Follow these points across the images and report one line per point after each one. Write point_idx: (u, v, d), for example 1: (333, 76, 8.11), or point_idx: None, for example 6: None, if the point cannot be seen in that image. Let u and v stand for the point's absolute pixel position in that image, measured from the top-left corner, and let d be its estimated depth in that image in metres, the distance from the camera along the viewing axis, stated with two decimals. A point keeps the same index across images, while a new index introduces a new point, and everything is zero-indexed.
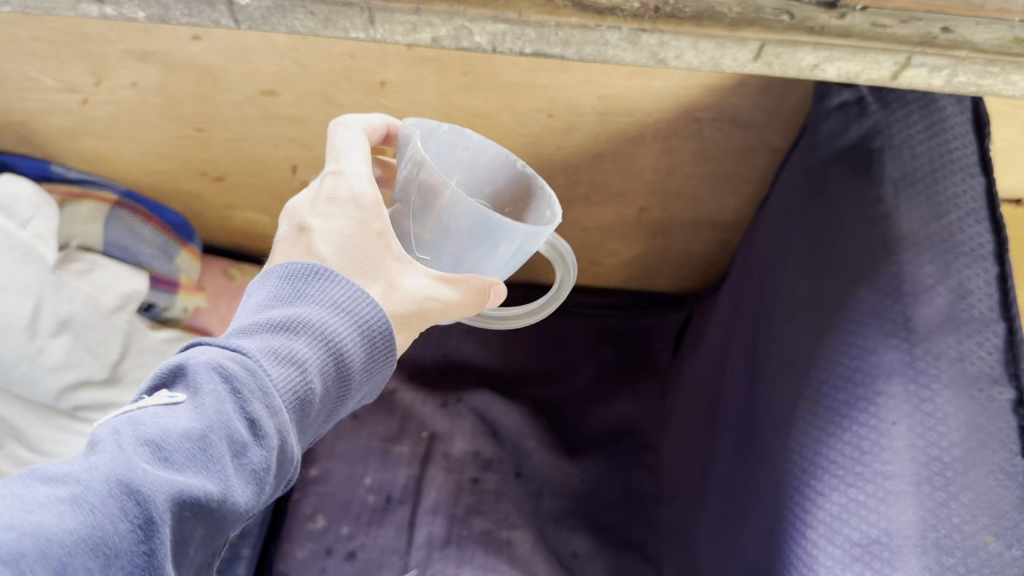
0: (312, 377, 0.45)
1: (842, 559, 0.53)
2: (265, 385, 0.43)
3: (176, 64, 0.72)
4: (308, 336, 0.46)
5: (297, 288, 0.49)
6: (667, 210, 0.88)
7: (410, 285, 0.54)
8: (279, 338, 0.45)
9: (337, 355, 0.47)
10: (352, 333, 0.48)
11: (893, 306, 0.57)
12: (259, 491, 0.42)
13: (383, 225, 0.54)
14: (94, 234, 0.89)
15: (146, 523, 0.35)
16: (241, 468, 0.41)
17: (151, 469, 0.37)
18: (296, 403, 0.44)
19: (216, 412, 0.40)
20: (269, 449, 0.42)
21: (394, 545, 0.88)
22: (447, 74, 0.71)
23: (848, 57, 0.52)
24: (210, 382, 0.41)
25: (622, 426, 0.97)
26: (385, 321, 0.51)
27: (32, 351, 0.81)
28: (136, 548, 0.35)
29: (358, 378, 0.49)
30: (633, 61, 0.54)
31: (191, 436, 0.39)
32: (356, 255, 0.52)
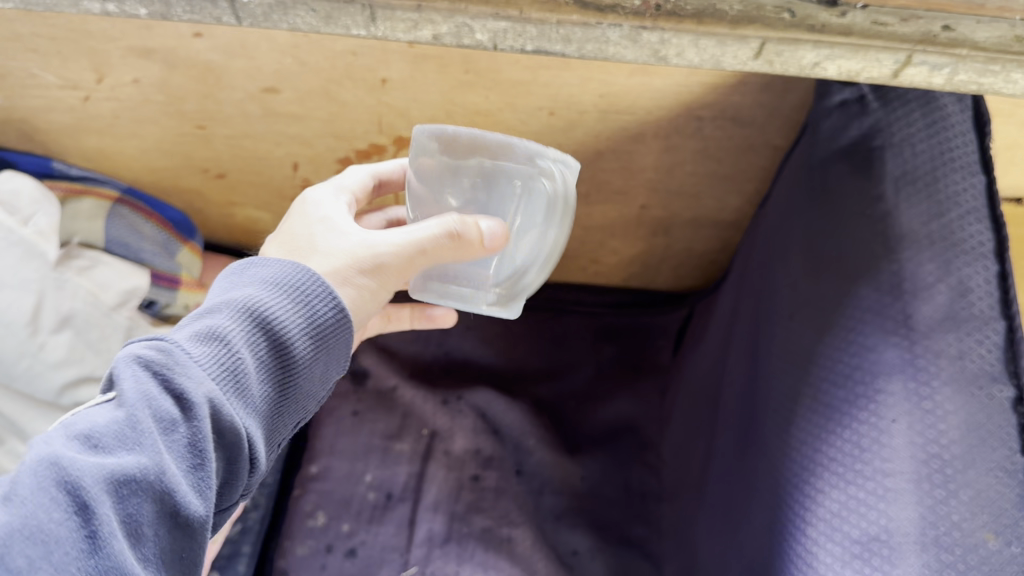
0: (241, 350, 0.46)
1: (842, 556, 0.53)
2: (186, 361, 0.44)
3: (178, 61, 0.73)
4: (231, 312, 0.47)
5: (231, 279, 0.51)
6: (668, 209, 0.88)
7: (352, 238, 0.54)
8: (204, 320, 0.47)
9: (267, 326, 0.48)
10: (284, 302, 0.49)
11: (893, 304, 0.57)
12: (205, 460, 0.43)
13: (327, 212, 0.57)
14: (95, 231, 0.89)
15: (80, 506, 0.38)
16: (175, 443, 0.42)
17: (74, 460, 0.39)
18: (228, 375, 0.45)
19: (134, 393, 0.42)
20: (201, 419, 0.43)
21: (394, 542, 0.88)
22: (449, 72, 0.71)
23: (849, 55, 0.52)
24: (132, 372, 0.43)
25: (622, 424, 0.97)
26: (325, 284, 0.51)
27: (34, 348, 0.82)
28: (70, 533, 0.37)
29: (301, 345, 0.49)
30: (634, 58, 0.55)
31: (115, 422, 0.41)
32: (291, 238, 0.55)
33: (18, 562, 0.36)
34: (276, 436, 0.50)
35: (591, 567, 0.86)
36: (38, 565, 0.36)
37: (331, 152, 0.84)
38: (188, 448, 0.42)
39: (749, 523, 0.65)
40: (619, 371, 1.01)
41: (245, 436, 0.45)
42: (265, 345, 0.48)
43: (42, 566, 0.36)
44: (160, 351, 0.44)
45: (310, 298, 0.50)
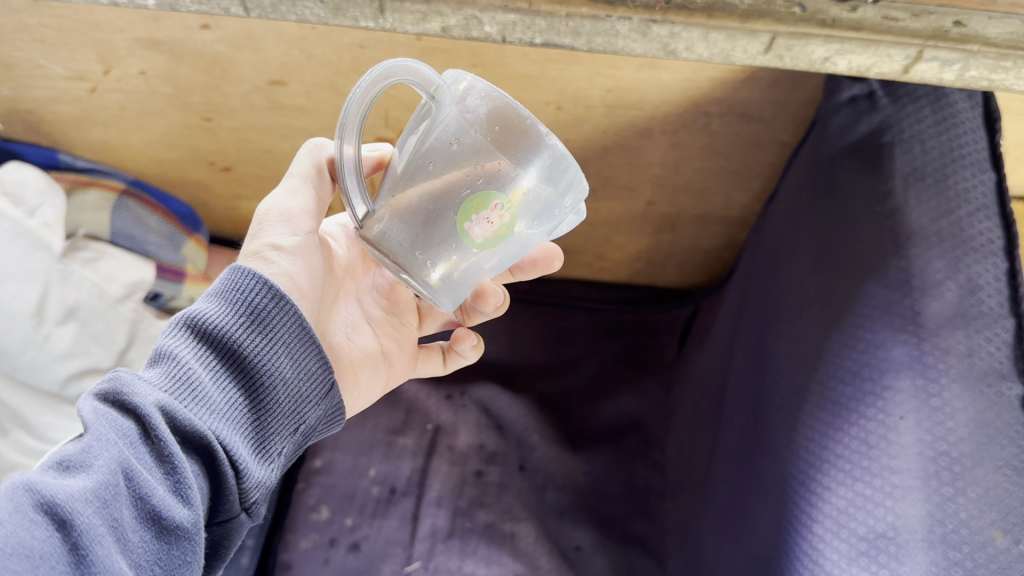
0: (191, 363, 0.46)
1: (848, 553, 0.53)
2: (137, 379, 0.44)
3: (183, 52, 0.72)
4: (173, 331, 0.47)
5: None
6: (675, 205, 0.88)
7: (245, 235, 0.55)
8: (152, 348, 0.47)
9: (213, 336, 0.47)
10: (223, 304, 0.48)
11: (902, 300, 0.57)
12: (177, 464, 0.42)
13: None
14: (101, 223, 0.88)
15: (59, 521, 0.37)
16: (143, 456, 0.41)
17: (44, 481, 0.38)
18: (182, 386, 0.45)
19: (89, 416, 0.41)
20: (160, 424, 0.42)
21: (397, 537, 0.88)
22: (457, 66, 0.70)
23: (860, 50, 0.52)
24: (84, 402, 0.43)
25: (626, 420, 0.97)
26: (258, 276, 0.50)
27: (39, 339, 0.82)
28: (55, 546, 0.36)
29: (249, 342, 0.48)
30: (644, 52, 0.54)
31: (80, 445, 0.40)
32: None
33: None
34: (269, 444, 0.49)
35: (594, 562, 0.86)
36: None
37: None
38: (158, 458, 0.42)
39: (756, 527, 0.65)
40: (623, 367, 1.01)
41: (214, 435, 0.44)
42: (217, 354, 0.48)
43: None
44: (109, 378, 0.44)
45: (245, 294, 0.49)
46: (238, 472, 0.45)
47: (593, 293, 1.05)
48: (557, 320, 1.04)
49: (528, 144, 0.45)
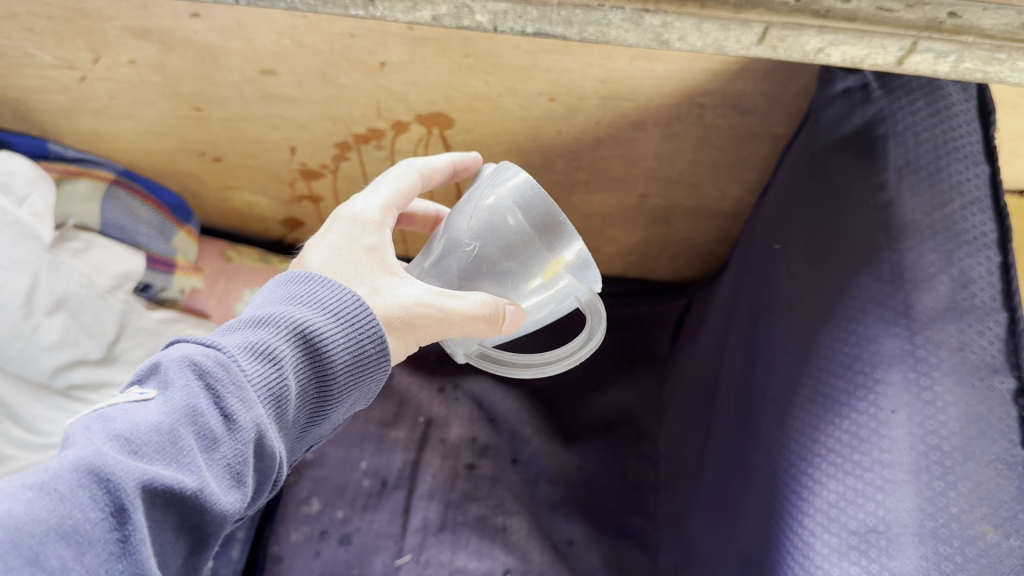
0: (289, 376, 0.48)
1: (839, 547, 0.53)
2: (239, 380, 0.45)
3: (174, 41, 0.72)
4: (286, 332, 0.49)
5: (281, 291, 0.52)
6: (668, 198, 0.88)
7: (399, 293, 0.55)
8: (257, 333, 0.48)
9: (316, 357, 0.50)
10: (338, 332, 0.50)
11: (894, 294, 0.57)
12: (240, 481, 0.44)
13: (379, 241, 0.57)
14: (92, 213, 0.87)
15: (117, 509, 0.39)
16: (214, 462, 0.43)
17: (121, 461, 0.40)
18: (273, 400, 0.47)
19: (179, 406, 0.43)
20: (242, 443, 0.44)
21: (389, 529, 0.88)
22: (448, 55, 0.70)
23: (854, 41, 0.51)
24: (182, 378, 0.44)
25: (619, 414, 0.96)
26: (378, 322, 0.52)
27: (28, 329, 0.81)
28: (109, 535, 0.38)
29: (338, 374, 0.51)
30: (636, 42, 0.54)
31: (157, 433, 0.42)
32: (340, 265, 0.55)
33: (52, 562, 0.37)
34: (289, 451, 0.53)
35: (587, 556, 0.86)
36: (71, 564, 0.37)
37: (328, 136, 0.83)
38: (227, 468, 0.44)
39: (743, 520, 0.65)
40: (616, 360, 1.01)
41: (277, 459, 0.47)
42: (307, 371, 0.50)
43: (73, 566, 0.37)
44: (216, 363, 0.45)
45: (362, 336, 0.51)
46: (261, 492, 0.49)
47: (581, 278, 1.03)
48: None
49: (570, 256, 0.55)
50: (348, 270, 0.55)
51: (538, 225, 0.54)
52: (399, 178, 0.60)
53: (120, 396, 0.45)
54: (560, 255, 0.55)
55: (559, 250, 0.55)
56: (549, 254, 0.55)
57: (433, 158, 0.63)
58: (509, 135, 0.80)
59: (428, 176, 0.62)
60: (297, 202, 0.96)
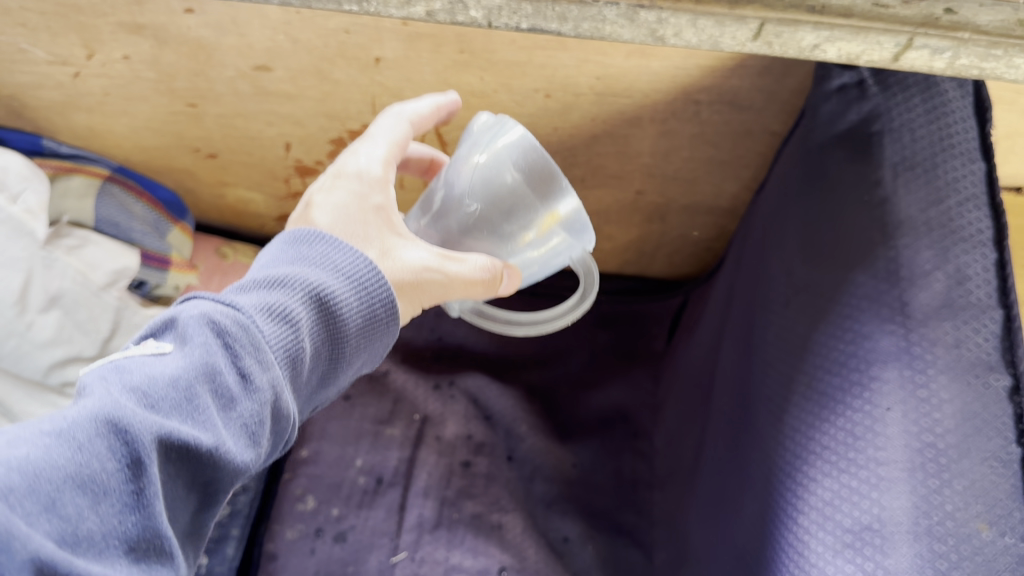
0: (304, 337, 0.46)
1: (834, 545, 0.53)
2: (256, 339, 0.44)
3: (168, 37, 0.71)
4: (302, 293, 0.47)
5: (291, 251, 0.50)
6: (664, 195, 0.87)
7: (406, 257, 0.55)
8: (273, 294, 0.46)
9: (331, 319, 0.48)
10: (353, 296, 0.49)
11: (889, 291, 0.56)
12: (257, 441, 0.42)
13: (384, 201, 0.57)
14: (86, 210, 0.87)
15: (134, 462, 0.36)
16: (232, 420, 0.41)
17: (139, 413, 0.38)
18: (287, 361, 0.45)
19: (197, 360, 0.41)
20: (260, 401, 0.43)
21: (384, 527, 0.88)
22: (443, 51, 0.69)
23: (850, 37, 0.51)
24: (199, 335, 0.42)
25: (614, 411, 0.96)
26: (389, 286, 0.51)
27: (22, 326, 0.81)
28: (125, 487, 0.36)
29: (348, 339, 0.49)
30: (631, 38, 0.54)
31: (174, 387, 0.40)
32: (348, 223, 0.54)
33: (68, 510, 0.34)
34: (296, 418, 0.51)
35: (582, 554, 0.86)
36: (87, 515, 0.35)
37: (323, 133, 0.83)
38: (244, 426, 0.42)
39: (740, 514, 0.65)
40: (613, 357, 1.00)
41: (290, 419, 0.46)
42: (321, 334, 0.48)
43: (89, 516, 0.35)
44: (234, 320, 0.44)
45: (375, 300, 0.51)
46: (271, 455, 0.47)
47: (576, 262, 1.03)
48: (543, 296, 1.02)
49: (565, 211, 0.55)
50: (358, 232, 0.54)
51: (534, 176, 0.55)
52: (384, 129, 0.59)
53: (133, 351, 0.43)
54: (555, 209, 0.55)
55: (553, 204, 0.55)
56: (542, 208, 0.56)
57: (420, 104, 0.61)
58: None
59: (416, 124, 0.61)
60: (292, 198, 0.96)
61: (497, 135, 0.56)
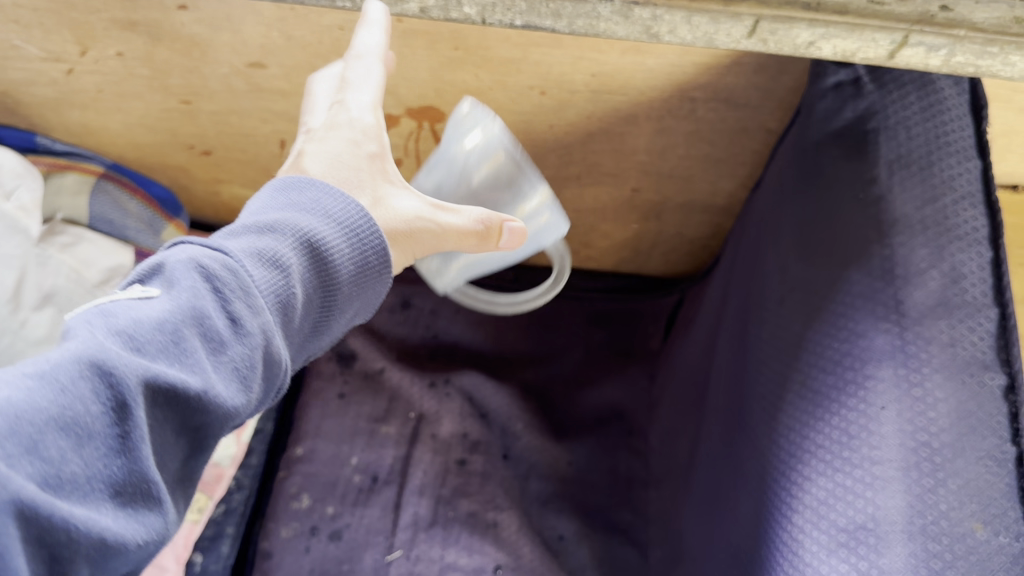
0: (295, 283, 0.45)
1: (828, 544, 0.53)
2: (246, 283, 0.42)
3: (162, 34, 0.71)
4: (291, 240, 0.46)
5: (280, 198, 0.48)
6: (660, 193, 0.87)
7: (398, 206, 0.53)
8: (264, 240, 0.45)
9: (321, 268, 0.47)
10: (343, 245, 0.48)
11: (884, 289, 0.56)
12: (247, 386, 0.41)
13: (379, 148, 0.54)
14: (80, 207, 0.88)
15: (119, 404, 0.36)
16: (223, 365, 0.40)
17: (124, 355, 0.37)
18: (278, 307, 0.44)
19: (186, 304, 0.40)
20: (250, 347, 0.42)
21: (379, 525, 0.89)
22: (438, 48, 0.69)
23: (845, 35, 0.51)
24: (187, 279, 0.41)
25: (610, 409, 0.96)
26: (382, 236, 0.50)
27: (15, 324, 0.78)
28: (110, 430, 0.36)
29: (333, 292, 0.48)
30: (626, 35, 0.54)
31: (161, 330, 0.39)
32: (340, 171, 0.52)
33: (52, 453, 0.34)
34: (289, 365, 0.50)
35: (577, 552, 0.87)
36: (70, 457, 0.34)
37: None
38: (234, 371, 0.41)
39: (735, 510, 0.65)
40: (608, 356, 1.01)
41: (282, 365, 0.45)
42: (312, 281, 0.47)
43: (73, 458, 0.34)
44: (223, 265, 0.42)
45: (365, 249, 0.49)
46: (262, 403, 0.46)
47: (572, 256, 1.02)
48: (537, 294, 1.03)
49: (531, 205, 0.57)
50: (350, 180, 0.52)
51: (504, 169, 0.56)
52: (369, 67, 0.54)
53: (121, 292, 0.42)
54: (522, 205, 0.57)
55: (520, 203, 0.57)
56: (511, 205, 0.58)
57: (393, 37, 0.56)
58: None
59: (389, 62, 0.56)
60: None
61: (466, 122, 0.55)
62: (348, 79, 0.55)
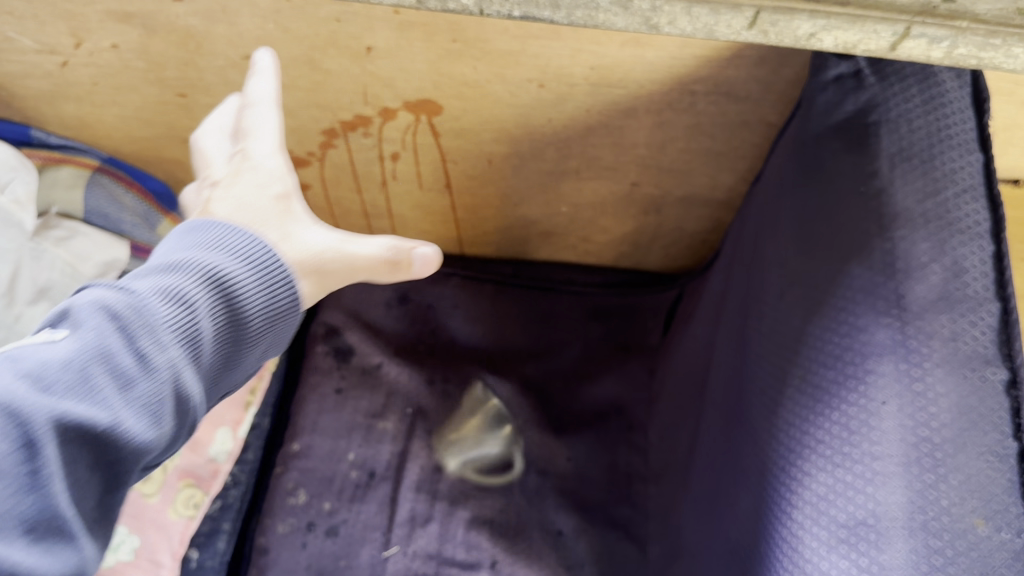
0: (202, 320, 0.47)
1: (828, 540, 0.53)
2: (151, 321, 0.46)
3: (158, 26, 0.70)
4: (197, 275, 0.47)
5: (192, 233, 0.50)
6: (660, 187, 0.87)
7: (304, 241, 0.52)
8: (170, 277, 0.47)
9: (230, 303, 0.49)
10: (252, 279, 0.49)
11: (885, 283, 0.55)
12: (158, 421, 0.45)
13: (286, 189, 0.53)
14: (75, 201, 0.86)
15: (26, 444, 0.40)
16: (130, 402, 0.44)
17: (27, 399, 0.41)
18: (185, 343, 0.46)
19: (93, 345, 0.44)
20: (156, 383, 0.45)
21: (376, 521, 0.90)
22: (436, 40, 0.68)
23: (847, 26, 0.50)
24: (93, 321, 0.45)
25: (610, 405, 0.96)
26: (287, 267, 0.50)
27: (10, 319, 0.76)
28: (18, 469, 0.40)
29: (253, 322, 0.50)
30: (625, 26, 0.53)
31: (68, 372, 0.43)
32: (244, 213, 0.50)
33: None
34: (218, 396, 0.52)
35: (577, 547, 0.87)
36: None
37: (315, 123, 0.82)
38: (144, 408, 0.44)
39: (733, 504, 0.65)
40: (608, 349, 1.00)
41: (196, 399, 0.48)
42: (222, 318, 0.49)
43: None
44: (127, 307, 0.45)
45: (276, 282, 0.50)
46: (187, 435, 0.49)
47: (571, 250, 1.01)
48: (534, 288, 1.04)
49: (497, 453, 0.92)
50: (255, 220, 0.51)
51: None
52: (263, 115, 0.54)
53: (36, 335, 0.46)
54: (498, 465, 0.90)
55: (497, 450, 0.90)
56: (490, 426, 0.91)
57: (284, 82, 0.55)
58: (498, 123, 0.79)
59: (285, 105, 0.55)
60: None
61: None
62: (246, 129, 0.54)
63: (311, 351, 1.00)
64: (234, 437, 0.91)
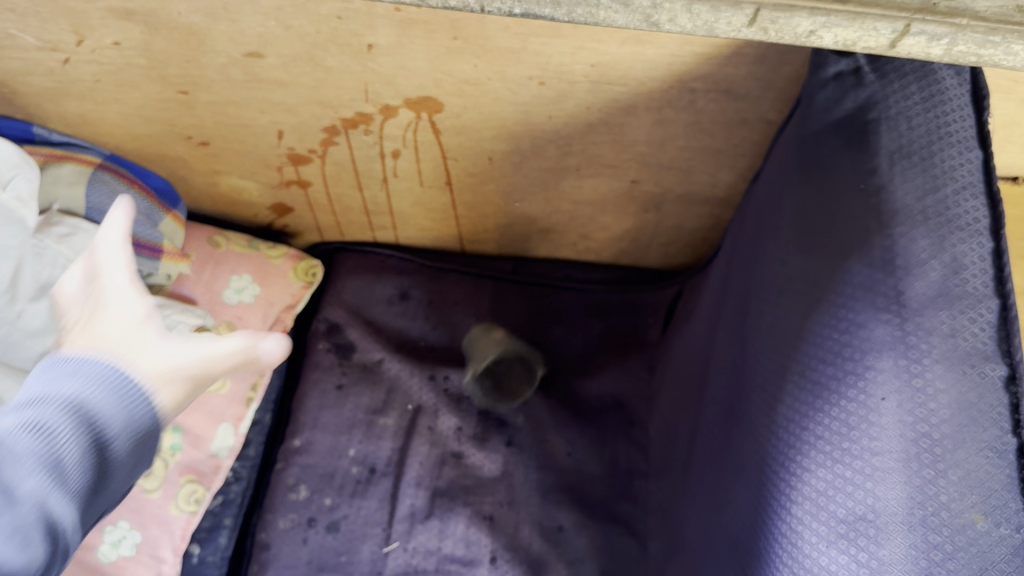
0: (64, 447, 0.50)
1: (827, 535, 0.54)
2: (13, 456, 0.48)
3: (159, 23, 0.70)
4: (53, 407, 0.51)
5: (44, 374, 0.53)
6: (660, 184, 0.87)
7: (168, 351, 0.58)
8: (26, 412, 0.50)
9: (91, 427, 0.51)
10: (111, 404, 0.53)
11: (885, 279, 0.55)
12: (26, 546, 0.46)
13: (147, 309, 0.59)
14: (77, 197, 0.84)
15: None
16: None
17: None
18: (49, 470, 0.49)
19: None
20: (20, 513, 0.47)
21: (377, 516, 0.91)
22: (437, 37, 0.68)
23: (846, 24, 0.50)
24: None
25: (611, 401, 0.96)
26: (148, 392, 0.55)
27: (13, 314, 0.80)
28: None
29: (120, 445, 0.53)
30: (626, 23, 0.53)
31: None
32: (121, 337, 0.56)
33: None
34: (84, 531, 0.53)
35: (576, 542, 0.88)
36: None
37: (316, 121, 0.83)
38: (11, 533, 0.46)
39: (731, 500, 0.66)
40: (608, 346, 1.00)
41: (65, 524, 0.49)
42: (88, 445, 0.51)
43: None
44: None
45: (135, 405, 0.54)
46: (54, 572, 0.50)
47: (572, 247, 1.01)
48: (534, 285, 1.04)
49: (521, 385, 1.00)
50: (129, 348, 0.56)
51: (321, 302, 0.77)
52: (115, 254, 0.61)
53: None
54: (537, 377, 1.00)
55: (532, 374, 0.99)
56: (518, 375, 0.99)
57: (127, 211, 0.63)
58: (499, 120, 0.79)
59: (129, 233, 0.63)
60: (286, 186, 0.96)
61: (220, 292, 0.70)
62: (99, 267, 0.61)
63: (311, 347, 1.01)
64: (236, 433, 0.90)
